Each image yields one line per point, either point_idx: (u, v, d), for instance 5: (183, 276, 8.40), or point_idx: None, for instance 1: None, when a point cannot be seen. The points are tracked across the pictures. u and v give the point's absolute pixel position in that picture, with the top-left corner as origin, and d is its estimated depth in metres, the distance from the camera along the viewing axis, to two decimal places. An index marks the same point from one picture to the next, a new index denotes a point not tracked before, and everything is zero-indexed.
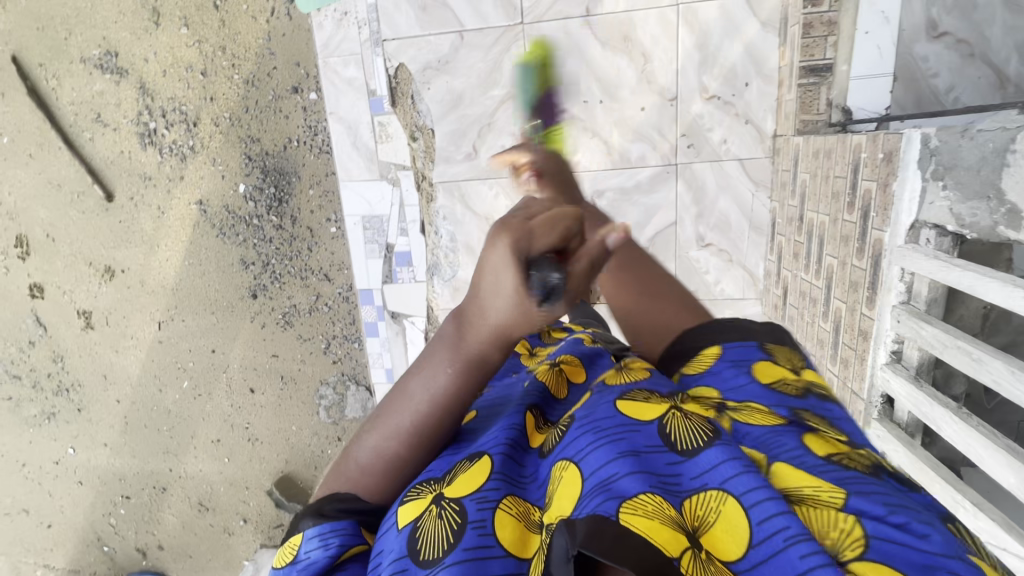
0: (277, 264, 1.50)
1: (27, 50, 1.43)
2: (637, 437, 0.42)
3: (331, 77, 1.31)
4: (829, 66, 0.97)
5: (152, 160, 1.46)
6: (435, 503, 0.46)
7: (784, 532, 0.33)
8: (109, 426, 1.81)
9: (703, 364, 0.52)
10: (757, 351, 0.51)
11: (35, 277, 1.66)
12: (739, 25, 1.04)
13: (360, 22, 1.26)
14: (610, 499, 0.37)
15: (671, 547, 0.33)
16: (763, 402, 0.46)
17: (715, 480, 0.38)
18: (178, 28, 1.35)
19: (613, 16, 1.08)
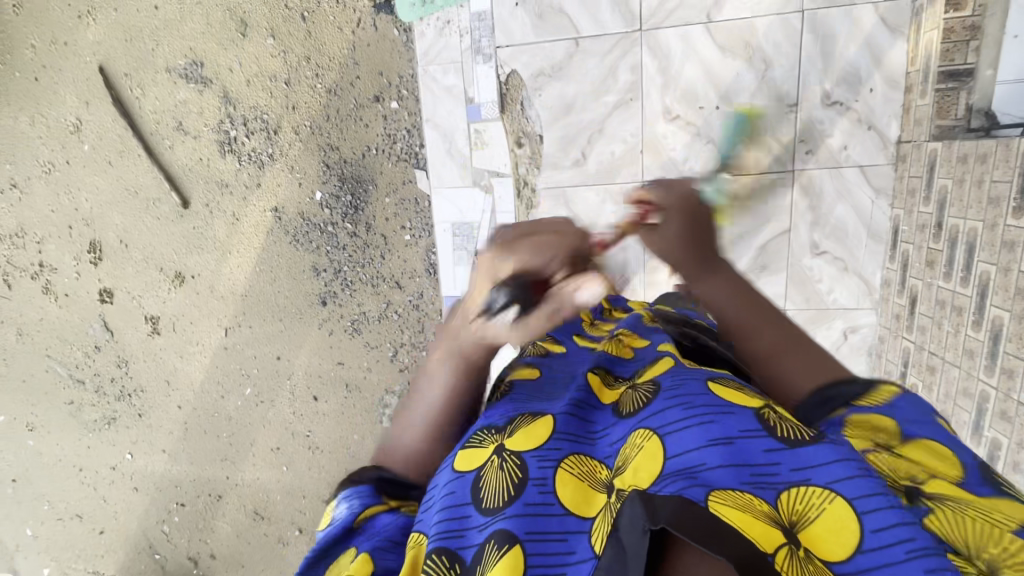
0: (349, 271, 1.51)
1: (114, 61, 1.47)
2: (731, 421, 0.42)
3: (428, 85, 1.31)
4: (971, 71, 0.91)
5: (231, 167, 1.48)
6: (497, 453, 0.47)
7: (907, 544, 0.33)
8: (168, 432, 1.81)
9: (878, 400, 0.49)
10: (929, 407, 0.49)
11: (105, 282, 1.69)
12: (864, 30, 1.03)
13: (462, 31, 1.25)
14: (696, 485, 0.37)
15: (764, 541, 0.33)
16: (918, 433, 0.46)
17: (820, 478, 0.37)
18: (264, 40, 1.37)
19: (735, 23, 1.08)
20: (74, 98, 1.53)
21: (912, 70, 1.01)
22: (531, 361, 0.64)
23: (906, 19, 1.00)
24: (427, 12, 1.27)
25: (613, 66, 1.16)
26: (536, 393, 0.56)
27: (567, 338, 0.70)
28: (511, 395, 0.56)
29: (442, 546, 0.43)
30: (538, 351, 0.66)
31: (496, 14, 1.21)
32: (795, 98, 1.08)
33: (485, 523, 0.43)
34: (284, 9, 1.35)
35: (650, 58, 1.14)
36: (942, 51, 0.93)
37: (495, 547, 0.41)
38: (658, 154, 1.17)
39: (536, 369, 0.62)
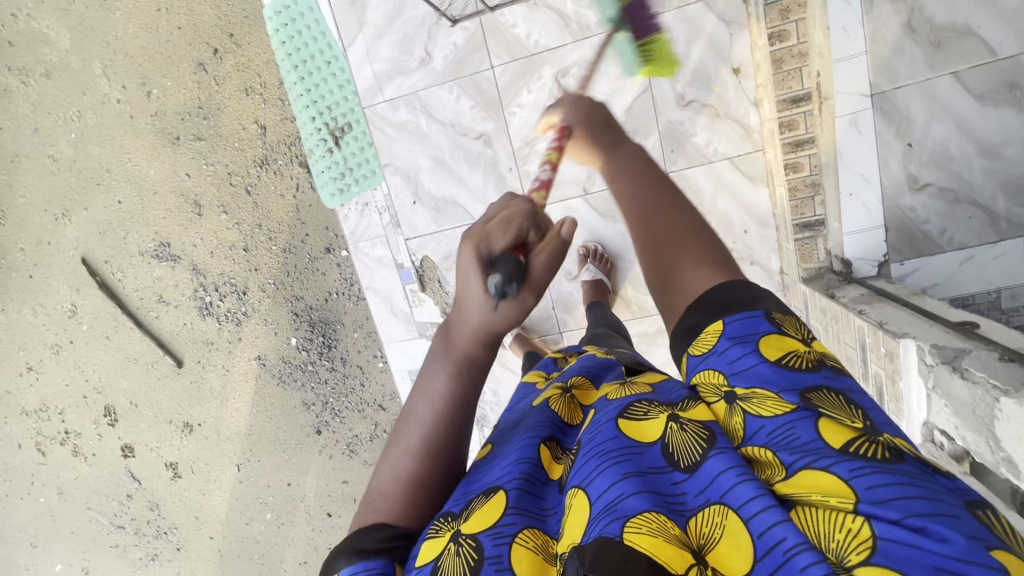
0: (335, 402, 1.62)
1: (93, 251, 1.62)
2: (640, 457, 0.45)
3: (359, 259, 1.28)
4: (821, 222, 0.93)
5: (212, 328, 1.61)
6: (454, 539, 0.49)
7: (783, 545, 0.34)
8: (207, 559, 1.95)
9: (705, 343, 0.48)
10: (764, 321, 0.46)
11: (124, 439, 1.84)
12: (726, 180, 1.04)
13: (381, 209, 1.25)
14: (614, 519, 0.40)
15: (675, 564, 0.37)
16: (772, 388, 0.43)
17: (714, 494, 0.40)
18: (218, 215, 1.49)
19: (607, 193, 1.12)
20: (65, 287, 1.68)
21: (777, 212, 1.01)
22: (488, 439, 0.64)
23: (761, 169, 1.02)
24: (345, 199, 1.25)
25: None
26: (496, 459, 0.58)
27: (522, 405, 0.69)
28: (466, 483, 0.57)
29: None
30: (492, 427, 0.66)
31: (398, 210, 1.23)
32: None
33: None
34: (230, 186, 1.46)
35: None
36: (792, 208, 0.94)
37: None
38: (570, 309, 1.22)
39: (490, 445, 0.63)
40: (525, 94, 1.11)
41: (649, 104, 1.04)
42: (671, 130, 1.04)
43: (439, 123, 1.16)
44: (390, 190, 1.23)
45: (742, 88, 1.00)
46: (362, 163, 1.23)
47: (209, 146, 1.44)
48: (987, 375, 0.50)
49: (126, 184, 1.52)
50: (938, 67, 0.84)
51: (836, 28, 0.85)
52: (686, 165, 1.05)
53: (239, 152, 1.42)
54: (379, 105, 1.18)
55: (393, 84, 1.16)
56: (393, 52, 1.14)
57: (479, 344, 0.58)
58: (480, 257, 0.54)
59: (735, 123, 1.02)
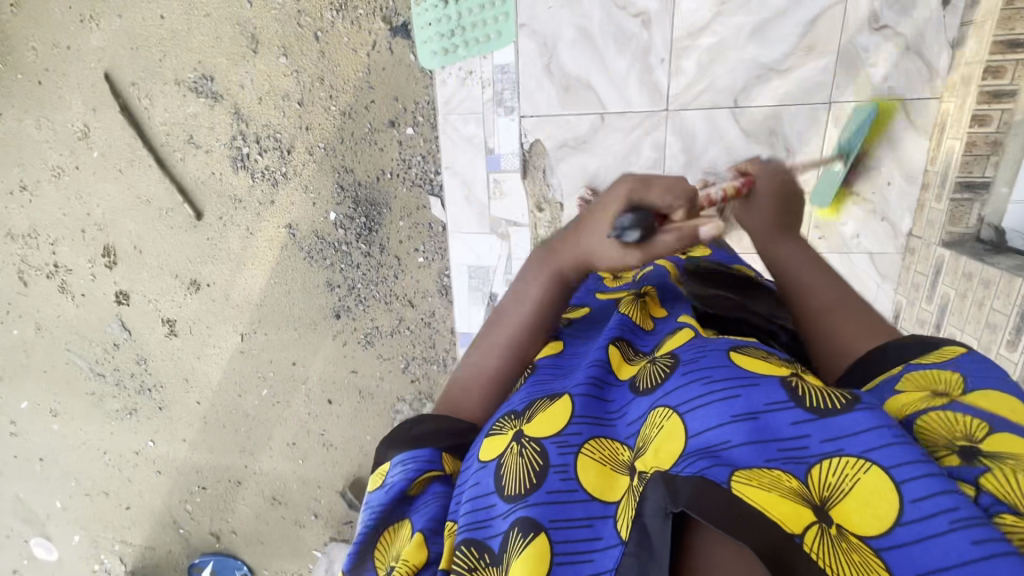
0: (363, 288, 1.54)
1: (120, 68, 1.44)
2: (755, 393, 0.42)
3: (452, 131, 1.28)
4: (987, 184, 0.91)
5: (244, 183, 1.48)
6: (518, 441, 0.49)
7: (950, 514, 0.33)
8: (188, 424, 1.89)
9: (945, 354, 0.46)
10: (1003, 368, 0.44)
11: (120, 285, 1.72)
12: (887, 123, 0.99)
13: (485, 83, 1.22)
14: (720, 465, 0.39)
15: (790, 522, 0.35)
16: (997, 385, 0.42)
17: (854, 447, 0.38)
18: (276, 57, 1.34)
19: (761, 111, 1.04)
20: (80, 104, 1.50)
21: (932, 168, 0.98)
22: (554, 334, 0.65)
23: (932, 119, 0.97)
24: (448, 61, 1.24)
25: (636, 144, 1.14)
26: (563, 368, 0.58)
27: (590, 296, 0.73)
28: (533, 375, 0.58)
29: (469, 538, 0.46)
30: (563, 320, 0.68)
31: (522, 82, 1.18)
32: (813, 184, 1.05)
33: (508, 510, 0.45)
34: (297, 27, 1.31)
35: (674, 138, 1.10)
36: (961, 163, 0.92)
37: (518, 536, 0.43)
38: None
39: (558, 343, 0.64)
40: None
41: (839, 22, 0.97)
42: (850, 54, 0.98)
43: None
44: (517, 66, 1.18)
45: (944, 23, 0.93)
46: (480, 23, 1.19)
47: None
48: None
49: (174, 0, 1.35)
50: None
51: None
52: (858, 98, 0.99)
53: None
54: None
55: None
56: None
57: (577, 270, 0.62)
58: (630, 196, 0.56)
59: (921, 62, 0.95)
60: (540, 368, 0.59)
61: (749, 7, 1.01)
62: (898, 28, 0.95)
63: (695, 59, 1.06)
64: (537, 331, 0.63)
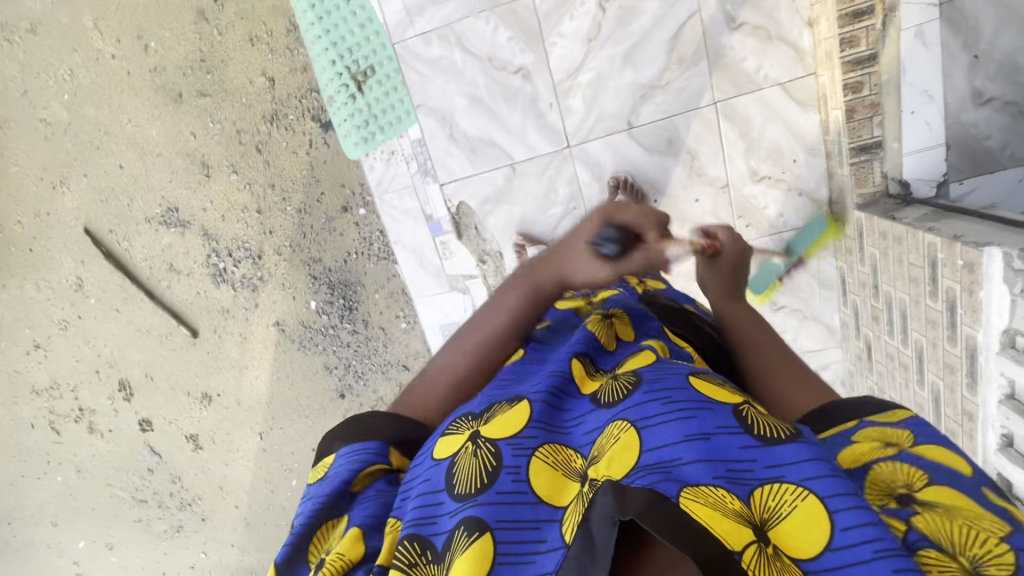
0: (358, 364, 1.60)
1: (96, 220, 1.56)
2: (710, 417, 0.46)
3: (383, 211, 1.26)
4: (879, 143, 0.93)
5: (227, 295, 1.57)
6: (473, 441, 0.53)
7: (875, 544, 0.36)
8: (232, 528, 1.95)
9: (892, 418, 0.48)
10: (946, 433, 0.46)
11: (141, 413, 1.81)
12: (774, 107, 1.04)
13: (408, 157, 1.22)
14: (670, 480, 0.41)
15: (731, 540, 0.37)
16: (956, 461, 0.43)
17: (794, 475, 0.41)
18: (228, 176, 1.44)
19: (654, 125, 1.09)
20: (69, 259, 1.62)
21: (828, 137, 1.01)
22: (515, 348, 0.69)
23: (813, 93, 1.01)
24: (371, 148, 1.21)
25: (552, 182, 1.17)
26: (517, 377, 0.62)
27: (549, 315, 0.75)
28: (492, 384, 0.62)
29: (414, 533, 0.48)
30: (524, 338, 0.72)
31: (432, 154, 1.20)
32: (725, 178, 1.09)
33: (456, 509, 0.49)
34: (239, 145, 1.40)
35: (583, 169, 1.15)
36: (850, 130, 0.94)
37: (465, 533, 0.46)
38: None
39: (522, 354, 0.68)
40: (565, 23, 1.08)
41: (699, 31, 1.03)
42: (719, 56, 1.03)
43: (474, 58, 1.13)
44: (424, 139, 1.20)
45: (796, 7, 0.98)
46: (388, 108, 1.19)
47: (214, 103, 1.38)
48: None
49: (127, 148, 1.46)
50: None
51: None
52: (740, 94, 1.04)
53: (248, 107, 1.37)
54: (410, 39, 1.14)
55: (425, 17, 1.12)
56: None
57: (519, 297, 0.71)
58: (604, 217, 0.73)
59: (787, 46, 1.00)
60: (505, 379, 0.62)
61: (613, 39, 1.07)
62: (754, 22, 1.00)
63: (580, 97, 1.12)
64: (489, 356, 0.68)
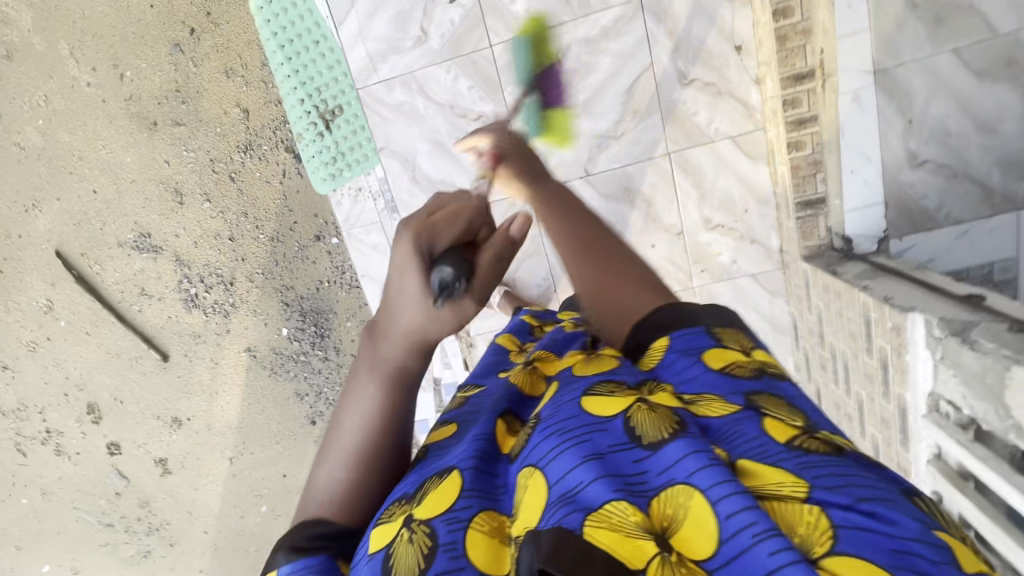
0: (330, 391, 1.60)
1: (68, 244, 1.56)
2: (602, 437, 0.45)
3: (352, 249, 1.28)
4: (823, 199, 1.00)
5: (199, 320, 1.57)
6: (406, 525, 0.50)
7: (752, 529, 0.35)
8: (201, 554, 1.93)
9: (653, 362, 0.52)
10: (705, 338, 0.51)
11: (110, 437, 1.79)
12: (724, 158, 1.09)
13: (375, 195, 1.24)
14: (575, 510, 0.39)
15: (636, 559, 0.36)
16: (718, 393, 0.47)
17: (680, 475, 0.40)
18: (202, 203, 1.44)
19: (610, 173, 1.13)
20: (39, 282, 1.61)
21: (778, 190, 1.07)
22: (449, 415, 0.65)
23: (762, 147, 1.07)
24: (338, 184, 1.23)
25: None
26: (447, 442, 0.59)
27: (489, 374, 0.73)
28: (421, 464, 0.58)
29: None
30: (456, 403, 0.69)
31: (396, 195, 1.23)
32: (680, 226, 1.15)
33: None
34: (213, 173, 1.41)
35: None
36: (795, 185, 1.01)
37: None
38: None
39: (451, 423, 0.63)
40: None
41: (653, 86, 1.07)
42: (671, 109, 1.08)
43: (436, 105, 1.16)
44: (387, 177, 1.22)
45: (744, 66, 1.03)
46: (355, 146, 1.21)
47: (188, 132, 1.39)
48: (999, 345, 0.61)
49: (101, 173, 1.47)
50: (939, 44, 0.92)
51: (840, 3, 0.89)
52: (689, 147, 1.09)
53: (221, 137, 1.38)
54: (374, 86, 1.16)
55: (388, 64, 1.15)
56: (388, 29, 1.13)
57: (409, 351, 0.60)
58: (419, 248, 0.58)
59: (738, 102, 1.05)
60: (427, 454, 0.59)
61: (570, 91, 1.10)
62: (705, 79, 1.05)
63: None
64: (391, 421, 0.59)
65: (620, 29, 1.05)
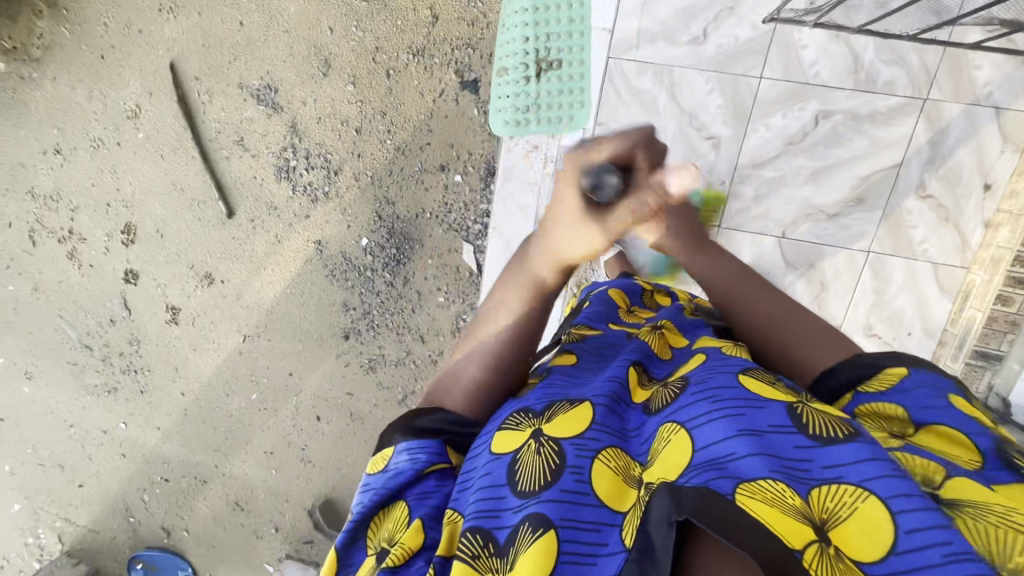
0: (377, 315, 1.55)
1: (186, 61, 1.47)
2: (760, 416, 0.47)
3: (500, 197, 1.26)
4: (1001, 357, 1.10)
5: (283, 193, 1.50)
6: (535, 438, 0.52)
7: (941, 549, 0.36)
8: (166, 413, 1.84)
9: (885, 383, 0.56)
10: (952, 385, 0.54)
11: (132, 264, 1.69)
12: (917, 278, 1.16)
13: (549, 158, 1.23)
14: (726, 477, 0.42)
15: (791, 538, 0.38)
16: (964, 431, 0.49)
17: (853, 476, 0.41)
18: (344, 85, 1.38)
19: (804, 245, 1.19)
20: (137, 85, 1.52)
21: (950, 329, 1.16)
22: (568, 346, 0.71)
23: (957, 284, 1.15)
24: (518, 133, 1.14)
25: None
26: (574, 376, 0.63)
27: (603, 322, 0.77)
28: (547, 381, 0.63)
29: (478, 526, 0.48)
30: (575, 337, 0.73)
31: None
32: (841, 319, 1.21)
33: (519, 506, 0.48)
34: (371, 61, 1.36)
35: None
36: (982, 334, 1.11)
37: (529, 530, 0.45)
38: None
39: (571, 354, 0.69)
40: (777, 118, 1.15)
41: (890, 181, 1.14)
42: (896, 216, 1.15)
43: (677, 107, 1.17)
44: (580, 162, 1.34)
45: (983, 205, 1.12)
46: (557, 106, 1.12)
47: (369, 11, 1.34)
48: None
49: (256, 9, 1.39)
50: None
51: None
52: (893, 255, 1.16)
53: (397, 31, 1.33)
54: (626, 62, 1.16)
55: (652, 48, 1.15)
56: (668, 17, 1.14)
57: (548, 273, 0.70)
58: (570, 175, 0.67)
59: (957, 234, 1.13)
60: (552, 377, 0.63)
61: (813, 151, 1.15)
62: (941, 199, 1.13)
63: (753, 187, 1.19)
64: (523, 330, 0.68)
65: (891, 118, 1.12)
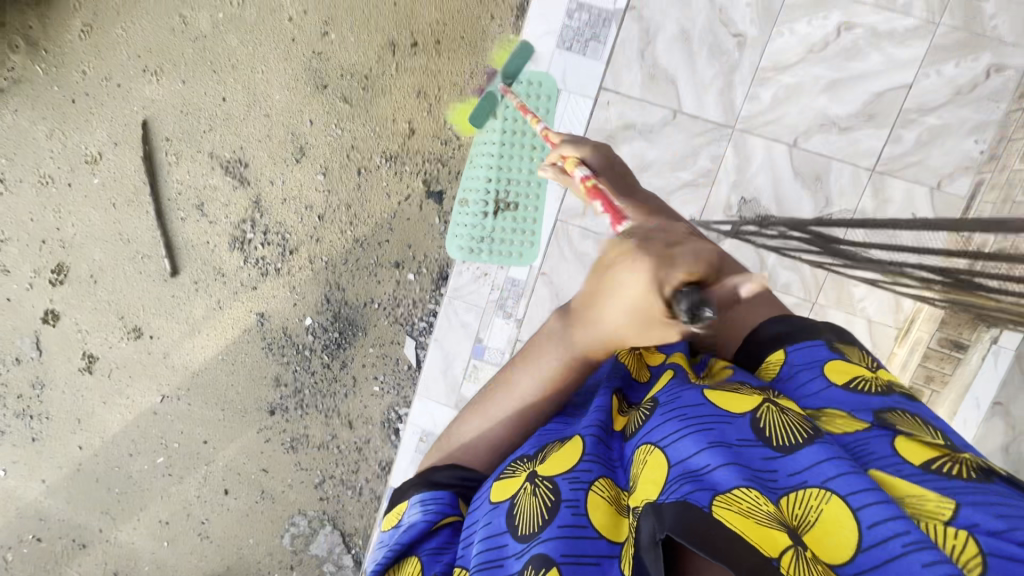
0: (308, 395, 1.54)
1: (161, 122, 1.49)
2: (729, 429, 0.53)
3: (446, 314, 1.33)
4: None
5: (234, 262, 1.51)
6: (531, 481, 0.58)
7: (901, 540, 0.41)
8: (57, 466, 1.69)
9: (774, 370, 0.69)
10: (824, 353, 0.67)
11: (55, 304, 1.60)
12: None
13: (496, 287, 1.32)
14: (704, 490, 0.47)
15: (768, 547, 0.41)
16: (846, 409, 0.60)
17: (814, 479, 0.47)
18: (315, 173, 1.44)
19: None
20: (104, 134, 1.51)
21: None
22: None
23: None
24: (472, 258, 1.28)
25: None
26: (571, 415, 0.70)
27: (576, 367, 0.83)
28: (544, 429, 0.68)
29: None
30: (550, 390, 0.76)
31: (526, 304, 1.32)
32: None
33: (521, 550, 0.53)
34: (345, 157, 1.43)
35: None
36: None
37: (532, 570, 0.50)
38: None
39: None
40: None
41: None
42: None
43: None
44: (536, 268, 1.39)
45: None
46: (509, 241, 1.28)
47: (350, 113, 1.42)
48: None
49: (241, 89, 1.45)
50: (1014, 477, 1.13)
51: (971, 396, 1.19)
52: None
53: (375, 136, 1.42)
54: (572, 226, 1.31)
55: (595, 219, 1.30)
56: None
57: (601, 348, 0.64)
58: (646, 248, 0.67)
59: None
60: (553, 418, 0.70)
61: None
62: None
63: None
64: (561, 389, 0.68)
65: None
